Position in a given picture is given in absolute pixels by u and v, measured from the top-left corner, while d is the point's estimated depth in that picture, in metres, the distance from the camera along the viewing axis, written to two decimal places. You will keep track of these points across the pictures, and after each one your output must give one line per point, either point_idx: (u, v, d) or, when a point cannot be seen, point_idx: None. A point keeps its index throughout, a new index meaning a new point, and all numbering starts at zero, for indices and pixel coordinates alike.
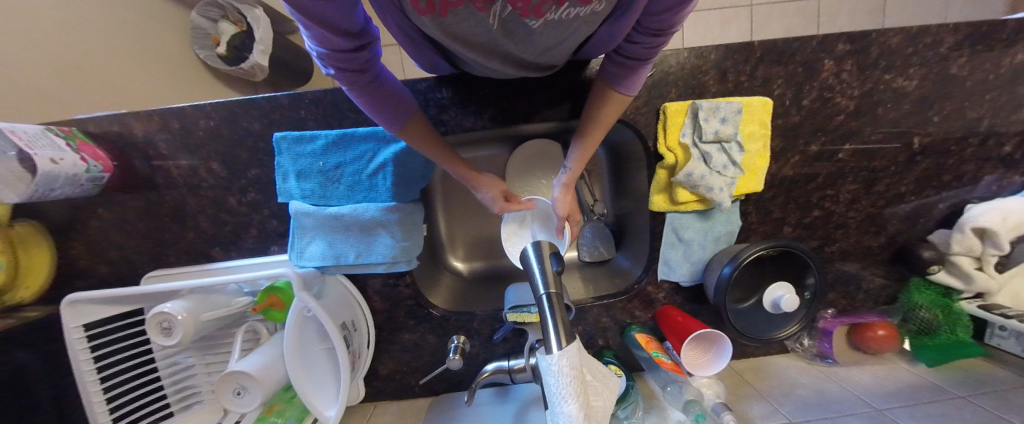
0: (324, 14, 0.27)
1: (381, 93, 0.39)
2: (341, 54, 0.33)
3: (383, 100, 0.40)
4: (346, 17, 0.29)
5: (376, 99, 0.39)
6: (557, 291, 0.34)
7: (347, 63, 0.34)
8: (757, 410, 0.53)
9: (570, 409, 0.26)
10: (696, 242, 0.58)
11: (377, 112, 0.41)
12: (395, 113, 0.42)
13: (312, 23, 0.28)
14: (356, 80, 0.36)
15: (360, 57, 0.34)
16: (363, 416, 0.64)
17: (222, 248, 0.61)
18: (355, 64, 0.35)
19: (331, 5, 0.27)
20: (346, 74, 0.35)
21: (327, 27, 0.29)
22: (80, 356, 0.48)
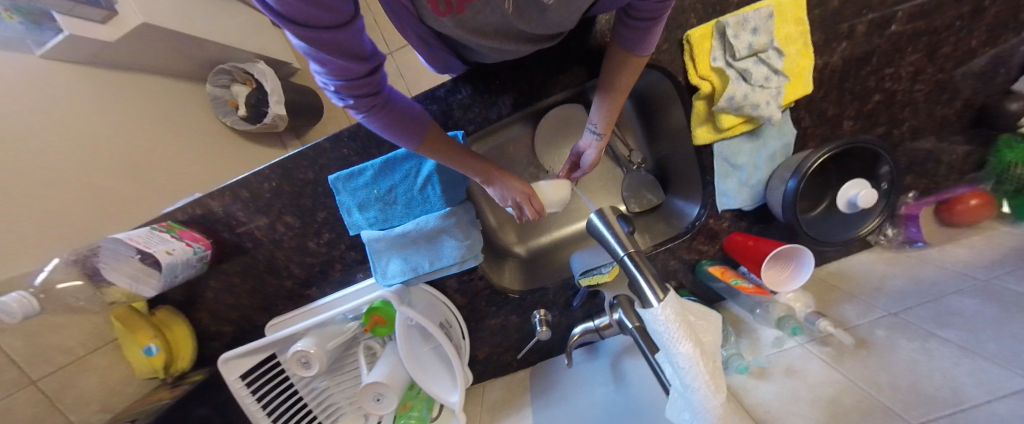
0: (335, 39, 0.28)
1: (396, 112, 0.39)
2: (358, 81, 0.33)
3: (400, 119, 0.40)
4: (358, 43, 0.30)
5: (392, 120, 0.39)
6: (636, 250, 0.36)
7: (364, 89, 0.34)
8: (851, 310, 0.53)
9: (685, 349, 0.27)
10: (751, 164, 0.57)
11: (394, 133, 0.41)
12: (415, 128, 0.42)
13: (331, 55, 0.29)
14: (372, 105, 0.36)
15: (374, 79, 0.34)
16: (476, 396, 0.73)
17: (317, 287, 0.69)
18: (371, 88, 0.35)
19: (345, 31, 0.28)
20: (362, 102, 0.35)
21: (341, 53, 0.29)
22: (246, 400, 0.58)
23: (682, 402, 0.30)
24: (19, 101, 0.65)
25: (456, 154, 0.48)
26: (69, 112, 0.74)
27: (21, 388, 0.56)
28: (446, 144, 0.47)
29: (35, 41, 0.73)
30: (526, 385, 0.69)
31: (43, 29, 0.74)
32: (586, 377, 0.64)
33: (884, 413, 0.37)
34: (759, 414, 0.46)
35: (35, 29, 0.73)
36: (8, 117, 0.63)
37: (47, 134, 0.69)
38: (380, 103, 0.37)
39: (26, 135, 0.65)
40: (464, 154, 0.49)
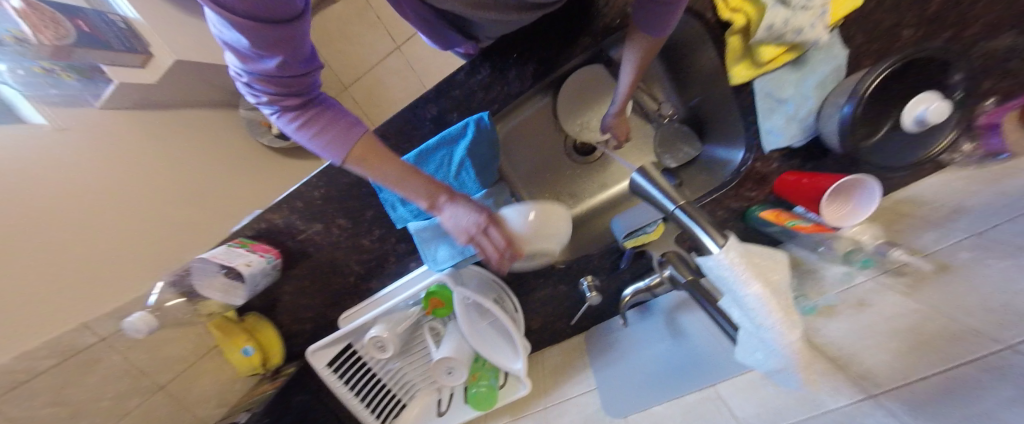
0: (274, 33, 0.31)
1: (321, 119, 0.40)
2: (282, 79, 0.35)
3: (329, 127, 0.40)
4: (297, 49, 0.34)
5: (315, 123, 0.40)
6: (686, 201, 0.35)
7: (291, 86, 0.36)
8: (927, 238, 0.49)
9: (754, 290, 0.27)
10: (798, 96, 0.53)
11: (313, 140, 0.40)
12: (338, 142, 0.40)
13: (261, 48, 0.31)
14: (292, 101, 0.38)
15: (303, 84, 0.37)
16: (536, 362, 0.77)
17: (376, 280, 0.75)
18: (298, 90, 0.37)
19: (283, 33, 0.32)
20: (279, 97, 0.37)
21: (275, 45, 0.32)
22: (336, 385, 0.65)
23: (755, 342, 0.31)
24: (88, 155, 0.75)
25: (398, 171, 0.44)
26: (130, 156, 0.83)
27: (154, 393, 0.70)
28: (380, 163, 0.43)
29: (92, 94, 0.82)
30: (583, 348, 0.72)
31: (96, 82, 0.84)
32: (641, 334, 0.65)
33: (974, 337, 0.35)
34: (831, 352, 0.46)
35: (91, 83, 0.83)
36: (80, 171, 0.72)
37: (119, 178, 0.78)
38: (302, 106, 0.39)
39: (98, 182, 0.74)
40: (399, 165, 0.44)
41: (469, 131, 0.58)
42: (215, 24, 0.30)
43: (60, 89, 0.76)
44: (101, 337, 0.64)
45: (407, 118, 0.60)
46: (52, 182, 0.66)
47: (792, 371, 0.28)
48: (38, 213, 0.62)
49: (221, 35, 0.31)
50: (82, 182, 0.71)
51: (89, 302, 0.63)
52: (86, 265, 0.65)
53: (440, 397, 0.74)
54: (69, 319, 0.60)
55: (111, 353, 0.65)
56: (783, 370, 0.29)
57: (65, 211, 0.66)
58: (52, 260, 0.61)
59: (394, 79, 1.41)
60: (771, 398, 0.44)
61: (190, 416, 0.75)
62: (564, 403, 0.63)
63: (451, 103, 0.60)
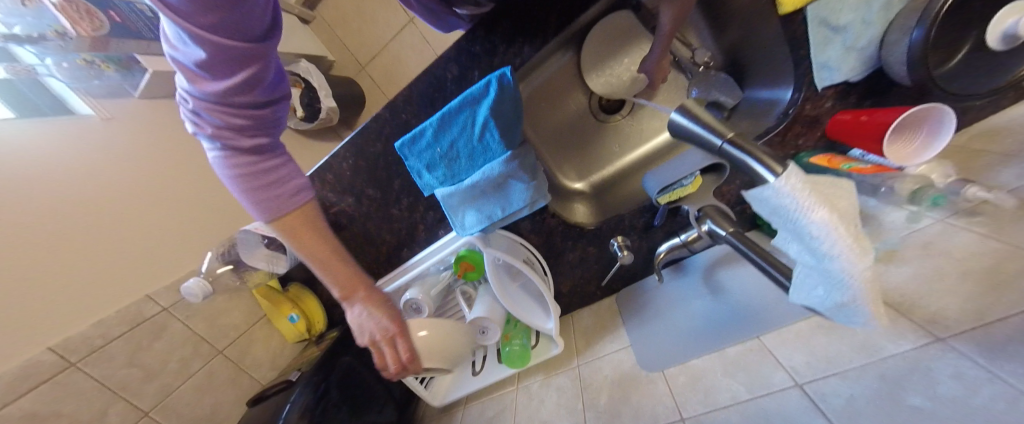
0: (237, 57, 0.43)
1: (257, 162, 0.51)
2: (232, 110, 0.46)
3: (263, 170, 0.51)
4: (256, 80, 0.46)
5: (241, 164, 0.50)
6: (737, 134, 0.32)
7: (240, 122, 0.47)
8: (1011, 172, 0.43)
9: (820, 216, 0.25)
10: (857, 23, 0.47)
11: (235, 178, 0.50)
12: (267, 184, 0.51)
13: (219, 68, 0.42)
14: (234, 136, 0.48)
15: (252, 120, 0.49)
16: (567, 325, 0.77)
17: (408, 248, 0.76)
18: (244, 127, 0.48)
19: (243, 60, 0.43)
20: (224, 130, 0.47)
21: (232, 73, 0.43)
22: None
23: (817, 277, 0.28)
24: (128, 147, 0.82)
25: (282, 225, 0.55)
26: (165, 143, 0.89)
27: (213, 356, 0.77)
28: (298, 215, 0.54)
29: (131, 85, 0.89)
30: (615, 309, 0.72)
31: (134, 73, 0.89)
32: (677, 293, 0.64)
33: None
34: (891, 298, 0.43)
35: (128, 73, 0.88)
36: (123, 162, 0.79)
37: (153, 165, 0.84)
38: (248, 143, 0.50)
39: (136, 169, 0.81)
40: (347, 265, 0.57)
41: (492, 89, 0.55)
42: (184, 52, 0.41)
43: (102, 79, 0.82)
44: (163, 307, 0.72)
45: (429, 81, 0.60)
46: (99, 176, 0.74)
47: (860, 303, 0.26)
48: (92, 206, 0.70)
49: (186, 62, 0.42)
50: (123, 173, 0.78)
51: (144, 278, 0.72)
52: (139, 247, 0.74)
53: (474, 359, 0.76)
54: (131, 292, 0.69)
55: (175, 320, 0.73)
56: (848, 304, 0.27)
57: (113, 201, 0.74)
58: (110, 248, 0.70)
59: (410, 54, 1.37)
60: (822, 345, 0.42)
61: (249, 379, 0.82)
62: (599, 360, 0.64)
63: (470, 61, 0.58)
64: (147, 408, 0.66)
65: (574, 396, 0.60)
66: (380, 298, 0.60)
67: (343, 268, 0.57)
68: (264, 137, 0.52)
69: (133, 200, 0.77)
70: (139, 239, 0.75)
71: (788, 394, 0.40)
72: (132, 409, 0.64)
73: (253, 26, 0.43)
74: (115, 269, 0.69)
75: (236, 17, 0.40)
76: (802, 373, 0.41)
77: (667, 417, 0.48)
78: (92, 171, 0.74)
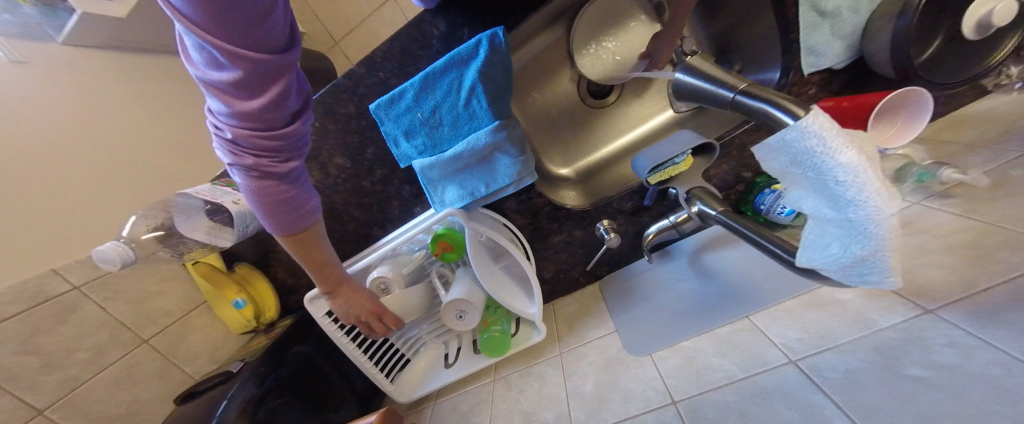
0: (269, 68, 0.33)
1: (296, 192, 0.41)
2: (264, 136, 0.36)
3: (295, 201, 0.41)
4: (288, 94, 0.36)
5: (282, 198, 0.40)
6: (749, 83, 0.31)
7: (277, 145, 0.38)
8: (976, 157, 0.46)
9: (848, 157, 0.23)
10: (844, 9, 0.48)
11: (274, 217, 0.40)
12: (296, 214, 0.41)
13: (250, 86, 0.33)
14: (273, 166, 0.38)
15: (285, 145, 0.39)
16: (548, 313, 0.73)
17: (379, 227, 0.69)
18: (275, 155, 0.39)
19: (273, 69, 0.34)
20: (261, 157, 0.37)
21: (267, 89, 0.34)
22: (336, 333, 0.61)
23: (837, 230, 0.26)
24: (54, 86, 0.67)
25: (314, 256, 0.46)
26: (115, 93, 0.76)
27: (137, 346, 0.65)
28: (314, 236, 0.45)
29: (53, 27, 0.71)
30: (599, 296, 0.69)
31: (58, 12, 0.73)
32: (665, 276, 0.63)
33: None
34: None
35: (51, 12, 0.72)
36: (63, 109, 0.66)
37: (90, 117, 0.70)
38: (287, 170, 0.40)
39: (84, 120, 0.68)
40: (338, 268, 0.50)
41: (482, 50, 0.51)
42: (206, 68, 0.31)
43: (13, 14, 0.65)
44: (74, 285, 0.59)
45: (414, 36, 0.55)
46: (10, 115, 0.58)
47: (882, 256, 0.24)
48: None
49: (209, 80, 0.32)
50: (59, 119, 0.65)
51: (65, 245, 0.59)
52: (70, 207, 0.62)
53: (447, 351, 0.70)
54: None
55: (89, 301, 0.60)
56: (867, 258, 0.25)
57: (30, 147, 0.59)
58: (33, 210, 0.57)
59: (388, 31, 1.31)
60: (814, 322, 0.41)
61: (180, 374, 0.70)
62: (583, 347, 0.60)
63: (462, 17, 0.54)
64: (42, 406, 0.53)
65: (556, 384, 0.56)
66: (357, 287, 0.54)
67: (329, 272, 0.49)
68: (299, 160, 0.42)
69: (63, 151, 0.63)
70: (55, 201, 0.60)
71: (784, 371, 0.38)
72: (24, 407, 0.52)
73: (282, 31, 0.33)
74: (38, 229, 0.57)
75: (266, 23, 0.31)
76: (795, 350, 0.40)
77: (656, 401, 0.45)
78: (23, 114, 0.60)
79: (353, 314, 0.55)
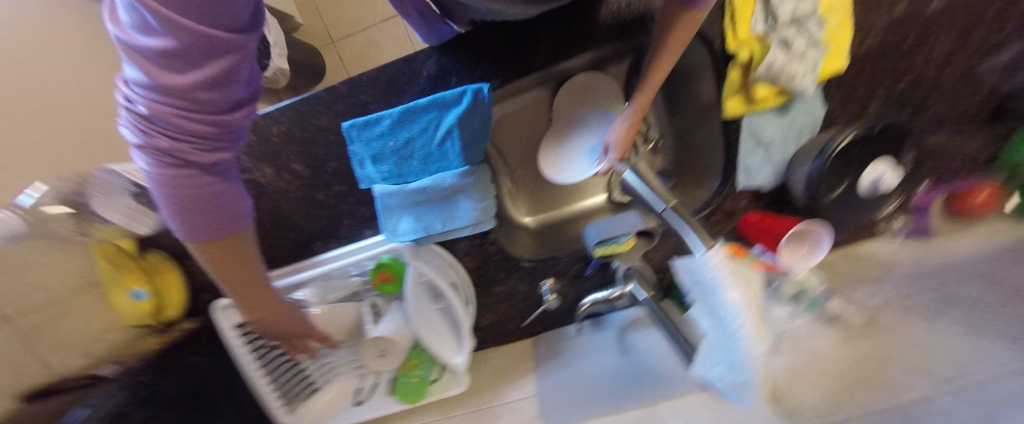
0: (216, 47, 0.23)
1: (220, 188, 0.32)
2: (189, 120, 0.26)
3: (215, 198, 0.32)
4: (234, 79, 0.26)
5: (201, 195, 0.31)
6: (677, 203, 0.36)
7: (210, 131, 0.28)
8: (858, 292, 0.54)
9: (733, 296, 0.27)
10: (777, 141, 0.56)
11: (184, 214, 0.31)
12: (217, 215, 0.33)
13: (184, 65, 0.23)
14: (198, 154, 0.29)
15: (214, 134, 0.29)
16: (478, 362, 0.72)
17: (321, 241, 0.66)
18: (200, 143, 0.29)
19: (221, 52, 0.24)
20: (183, 145, 0.28)
21: (204, 71, 0.24)
22: (239, 351, 0.58)
23: (721, 353, 0.30)
24: None
25: (224, 262, 0.37)
26: (59, 40, 0.70)
27: None
28: (233, 238, 0.36)
29: None
30: (530, 353, 0.70)
31: None
32: (593, 345, 0.65)
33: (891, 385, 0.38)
34: None
35: None
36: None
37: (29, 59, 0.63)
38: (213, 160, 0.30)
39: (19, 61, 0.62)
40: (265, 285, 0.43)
41: (465, 99, 0.54)
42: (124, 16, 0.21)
43: None
44: None
45: (403, 70, 0.57)
46: None
47: (748, 387, 0.28)
48: None
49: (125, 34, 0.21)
50: None
51: None
52: None
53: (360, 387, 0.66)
54: None
55: None
56: (741, 386, 0.28)
57: None
58: None
59: (388, 45, 1.33)
60: None
61: None
62: (500, 407, 0.60)
63: (453, 66, 0.58)
64: None
65: None
66: (275, 298, 0.46)
67: (242, 280, 0.40)
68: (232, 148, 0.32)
69: None
70: None
71: None
72: None
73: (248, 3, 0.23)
74: None
75: None
76: None
77: None
78: None
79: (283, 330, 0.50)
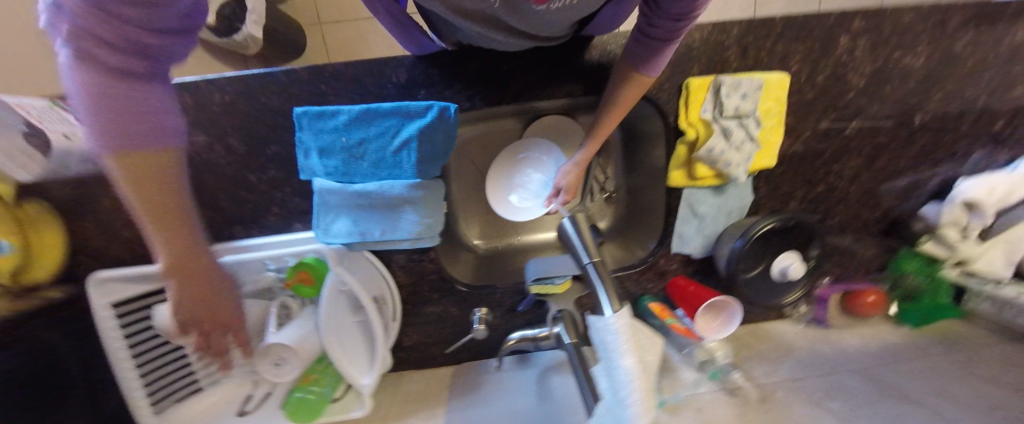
0: None
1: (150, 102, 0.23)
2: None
3: (143, 112, 0.23)
4: None
5: (124, 107, 0.22)
6: (600, 260, 0.37)
7: (167, 28, 0.22)
8: (759, 369, 0.58)
9: (626, 363, 0.30)
10: (710, 216, 0.61)
11: (99, 127, 0.22)
12: (144, 136, 0.24)
13: None
14: (120, 43, 0.20)
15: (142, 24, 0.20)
16: (389, 384, 0.67)
17: (242, 226, 0.61)
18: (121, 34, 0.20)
19: None
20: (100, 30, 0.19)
21: None
22: (110, 334, 0.50)
23: (609, 414, 0.32)
24: None
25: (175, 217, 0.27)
26: None
27: None
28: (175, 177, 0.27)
29: None
30: (447, 383, 0.67)
31: None
32: (512, 383, 0.63)
33: None
34: None
35: None
36: None
37: None
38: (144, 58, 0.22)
39: None
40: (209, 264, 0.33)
41: (430, 114, 0.54)
42: None
43: None
44: None
45: (372, 72, 0.56)
46: None
47: None
48: None
49: None
50: None
51: None
52: None
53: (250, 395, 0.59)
54: None
55: None
56: None
57: None
58: None
59: (377, 40, 1.32)
60: None
61: None
62: None
63: (424, 79, 0.57)
64: None
65: None
66: (224, 286, 0.37)
67: (186, 251, 0.30)
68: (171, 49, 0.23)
69: None
70: None
71: None
72: None
73: None
74: None
75: None
76: None
77: None
78: None
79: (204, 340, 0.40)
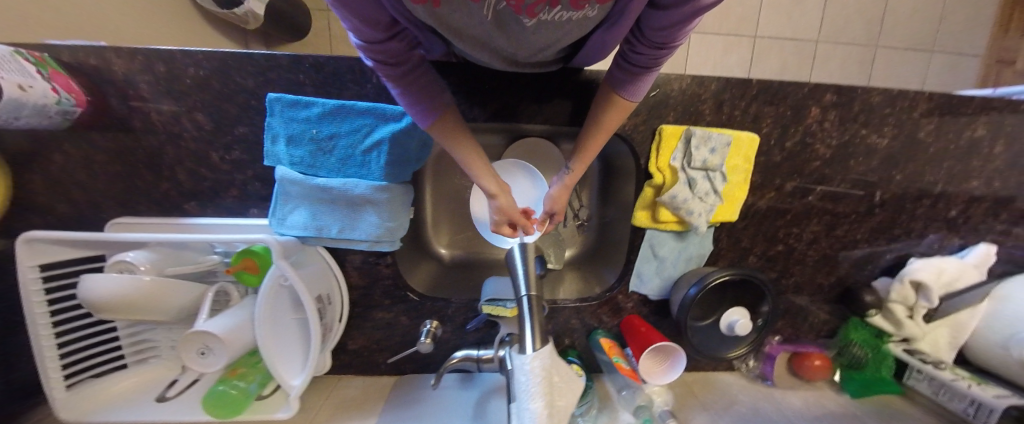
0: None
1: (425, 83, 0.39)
2: (376, 47, 0.34)
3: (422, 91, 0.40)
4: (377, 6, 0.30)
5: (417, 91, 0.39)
6: (538, 294, 0.38)
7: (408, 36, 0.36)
8: (699, 420, 0.57)
9: (536, 406, 0.32)
10: (669, 259, 0.61)
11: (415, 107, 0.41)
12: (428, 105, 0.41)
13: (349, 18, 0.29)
14: (399, 68, 0.37)
15: (395, 49, 0.35)
16: (327, 386, 0.65)
17: (197, 203, 0.59)
18: (390, 57, 0.35)
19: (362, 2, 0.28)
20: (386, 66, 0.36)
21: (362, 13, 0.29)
22: (32, 299, 0.47)
23: None
24: None
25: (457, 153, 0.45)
26: None
27: None
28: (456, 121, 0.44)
29: None
30: (386, 392, 0.65)
31: None
32: (451, 401, 0.62)
33: None
34: None
35: None
36: None
37: None
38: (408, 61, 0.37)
39: None
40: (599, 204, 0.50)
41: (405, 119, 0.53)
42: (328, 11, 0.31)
43: None
44: None
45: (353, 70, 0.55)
46: None
47: None
48: None
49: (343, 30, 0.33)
50: None
51: None
52: None
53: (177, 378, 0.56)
54: None
55: None
56: None
57: None
58: None
59: None
60: None
61: None
62: None
63: None
64: None
65: None
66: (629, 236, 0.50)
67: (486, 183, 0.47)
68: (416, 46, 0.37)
69: None
70: None
71: None
72: None
73: None
74: None
75: None
76: None
77: None
78: None
79: (512, 214, 0.50)
